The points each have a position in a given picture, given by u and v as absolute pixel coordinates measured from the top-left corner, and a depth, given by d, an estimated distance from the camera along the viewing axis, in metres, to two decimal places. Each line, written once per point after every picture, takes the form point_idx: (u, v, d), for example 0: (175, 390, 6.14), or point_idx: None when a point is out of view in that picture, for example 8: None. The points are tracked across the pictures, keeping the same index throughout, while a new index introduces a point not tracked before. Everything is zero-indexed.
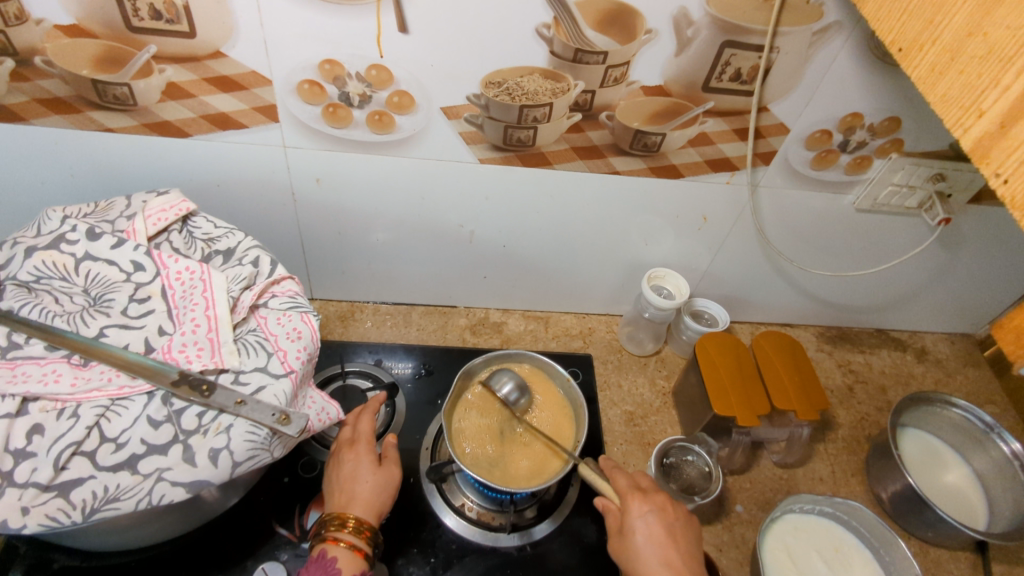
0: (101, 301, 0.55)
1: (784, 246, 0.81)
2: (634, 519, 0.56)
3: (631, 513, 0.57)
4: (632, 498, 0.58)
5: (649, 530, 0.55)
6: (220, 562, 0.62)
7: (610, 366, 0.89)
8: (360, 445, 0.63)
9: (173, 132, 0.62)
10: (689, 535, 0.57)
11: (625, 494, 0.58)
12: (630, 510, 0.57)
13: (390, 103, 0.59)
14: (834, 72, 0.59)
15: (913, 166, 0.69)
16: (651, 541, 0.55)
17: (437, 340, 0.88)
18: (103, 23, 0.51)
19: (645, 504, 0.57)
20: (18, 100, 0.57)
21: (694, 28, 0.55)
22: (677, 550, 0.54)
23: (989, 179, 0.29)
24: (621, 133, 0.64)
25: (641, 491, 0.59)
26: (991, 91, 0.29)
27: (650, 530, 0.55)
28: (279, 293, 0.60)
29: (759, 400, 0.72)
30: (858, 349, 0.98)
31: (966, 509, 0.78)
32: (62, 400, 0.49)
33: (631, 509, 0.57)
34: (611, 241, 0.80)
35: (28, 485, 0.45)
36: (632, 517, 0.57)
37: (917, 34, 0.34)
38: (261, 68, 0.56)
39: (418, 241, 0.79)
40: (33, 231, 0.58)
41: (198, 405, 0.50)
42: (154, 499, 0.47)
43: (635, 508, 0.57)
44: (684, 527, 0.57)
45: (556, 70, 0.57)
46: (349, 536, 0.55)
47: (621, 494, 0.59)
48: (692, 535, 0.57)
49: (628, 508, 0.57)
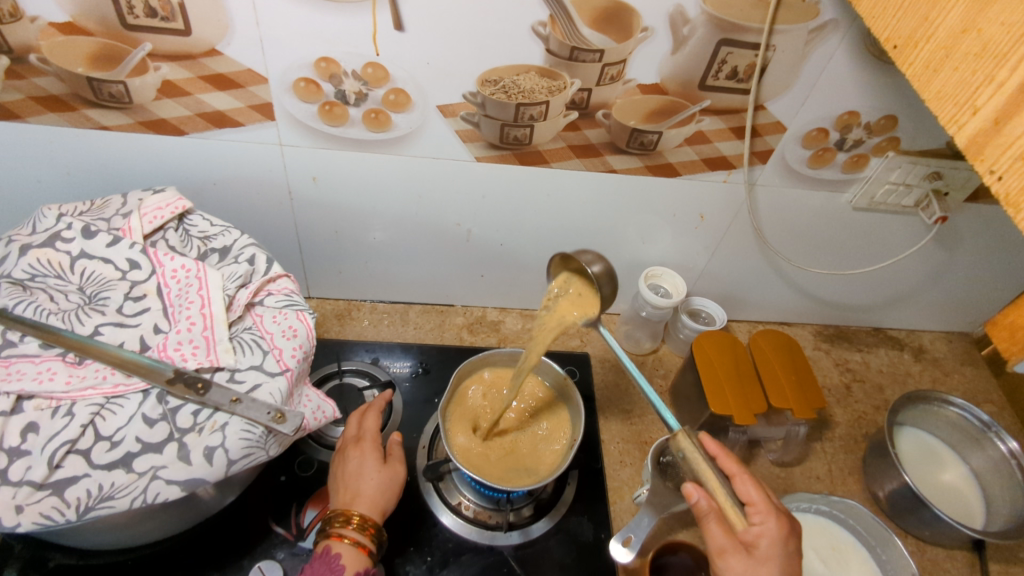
0: (97, 299, 0.55)
1: (781, 246, 0.81)
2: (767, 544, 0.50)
3: (772, 539, 0.50)
4: (777, 519, 0.52)
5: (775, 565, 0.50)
6: (217, 561, 0.62)
7: (608, 365, 0.89)
8: (365, 443, 0.63)
9: (169, 130, 0.61)
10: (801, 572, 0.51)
11: (766, 514, 0.52)
12: (766, 534, 0.51)
13: (386, 101, 0.59)
14: (830, 70, 0.59)
15: (909, 164, 0.69)
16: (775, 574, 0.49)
17: (434, 339, 0.88)
18: (97, 20, 0.51)
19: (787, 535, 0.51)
20: (14, 98, 0.57)
21: (689, 26, 0.55)
22: None
23: (983, 176, 0.29)
24: (618, 132, 0.64)
25: (784, 513, 0.53)
26: (985, 88, 0.29)
27: (784, 560, 0.50)
28: (276, 291, 0.60)
29: (755, 399, 0.72)
30: (855, 348, 0.98)
31: (963, 508, 0.78)
32: (57, 398, 0.49)
33: (770, 532, 0.51)
34: (608, 240, 0.80)
35: (22, 484, 0.44)
36: (765, 540, 0.50)
37: (912, 30, 0.34)
38: (256, 66, 0.56)
39: (415, 240, 0.79)
40: (28, 229, 0.58)
41: (193, 404, 0.50)
42: (149, 498, 0.47)
43: (777, 533, 0.51)
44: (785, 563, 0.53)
45: (552, 68, 0.57)
46: (353, 532, 0.55)
47: (759, 509, 0.52)
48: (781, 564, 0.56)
49: (767, 528, 0.51)
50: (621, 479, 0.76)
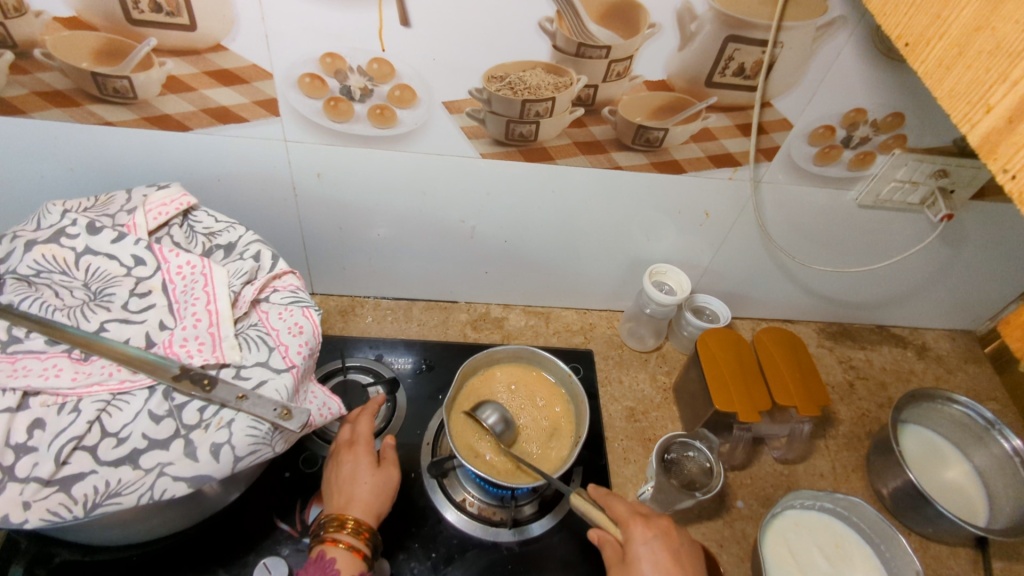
0: (102, 295, 0.55)
1: (786, 242, 0.81)
2: (637, 545, 0.55)
3: (637, 541, 0.55)
4: (639, 524, 0.57)
5: (654, 556, 0.54)
6: (222, 557, 0.62)
7: (611, 361, 0.89)
8: (359, 447, 0.63)
9: (174, 126, 0.61)
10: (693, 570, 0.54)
11: (626, 521, 0.57)
12: (636, 538, 0.56)
13: (391, 97, 0.59)
14: (838, 67, 0.59)
15: (916, 162, 0.69)
16: (657, 569, 0.53)
17: (438, 335, 0.88)
18: (101, 15, 0.51)
19: (648, 531, 0.56)
20: (17, 93, 0.56)
21: (697, 23, 0.55)
22: None
23: (997, 174, 0.29)
24: (624, 128, 0.64)
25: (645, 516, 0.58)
26: (1000, 86, 0.29)
27: (654, 556, 0.54)
28: (281, 288, 0.60)
29: (759, 396, 0.72)
30: (858, 346, 0.98)
31: (967, 505, 0.78)
32: (63, 395, 0.49)
33: (634, 537, 0.56)
34: (612, 237, 0.80)
35: (29, 481, 0.44)
36: (635, 543, 0.55)
37: (924, 28, 0.34)
38: (261, 62, 0.55)
39: (418, 236, 0.79)
40: (33, 225, 0.58)
41: (199, 400, 0.51)
42: (156, 494, 0.47)
43: (640, 534, 0.56)
44: (688, 553, 0.55)
45: (558, 65, 0.57)
46: (348, 537, 0.55)
47: (624, 522, 0.57)
48: (695, 559, 0.56)
49: (631, 535, 0.56)
50: (624, 476, 0.76)
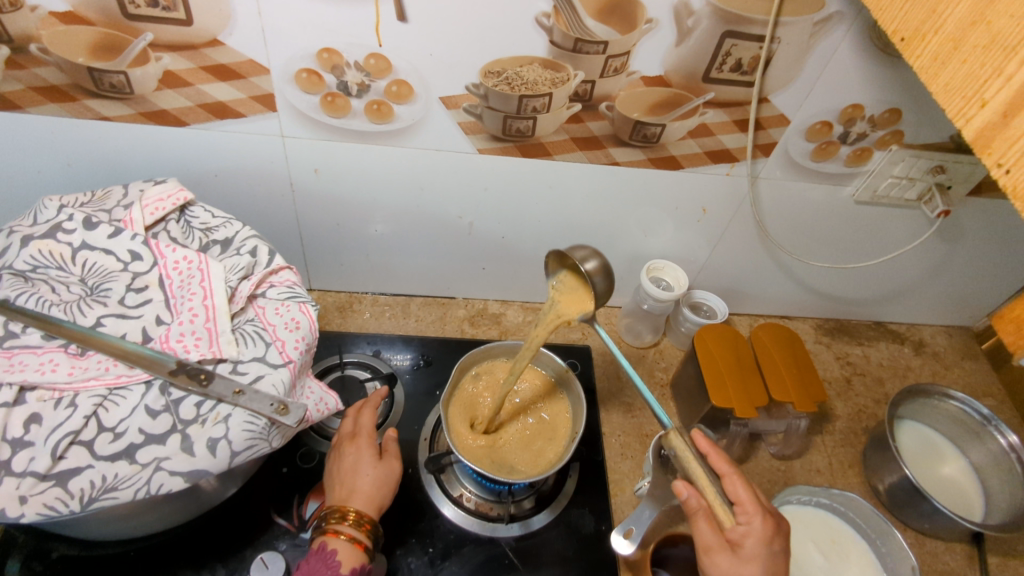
0: (99, 290, 0.55)
1: (783, 239, 0.81)
2: (751, 540, 0.51)
3: (756, 537, 0.51)
4: (764, 518, 0.52)
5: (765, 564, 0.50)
6: (219, 552, 0.62)
7: (609, 357, 0.89)
8: (361, 439, 0.63)
9: (171, 121, 0.61)
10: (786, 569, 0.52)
11: (745, 506, 0.53)
12: (751, 532, 0.51)
13: (388, 92, 0.59)
14: (835, 63, 0.59)
15: (913, 158, 0.69)
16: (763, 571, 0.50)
17: (435, 331, 0.88)
18: (97, 10, 0.50)
19: (772, 537, 0.52)
20: (14, 88, 0.56)
21: (694, 18, 0.55)
22: None
23: (991, 169, 0.29)
24: (621, 124, 0.64)
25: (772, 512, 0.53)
26: (994, 81, 0.29)
27: (770, 560, 0.51)
28: (277, 283, 0.61)
29: (756, 392, 0.72)
30: (856, 342, 0.98)
31: (963, 501, 0.78)
32: (60, 389, 0.49)
33: (751, 530, 0.51)
34: (610, 233, 0.80)
35: (25, 475, 0.44)
36: (751, 537, 0.51)
37: (919, 23, 0.34)
38: (258, 58, 0.55)
39: (416, 232, 0.79)
40: (30, 220, 0.58)
41: (196, 395, 0.51)
42: (152, 488, 0.47)
43: (762, 533, 0.51)
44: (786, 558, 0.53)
45: (555, 60, 0.57)
46: (349, 528, 0.55)
47: (746, 509, 0.53)
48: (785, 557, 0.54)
49: (750, 528, 0.52)
50: (622, 471, 0.76)
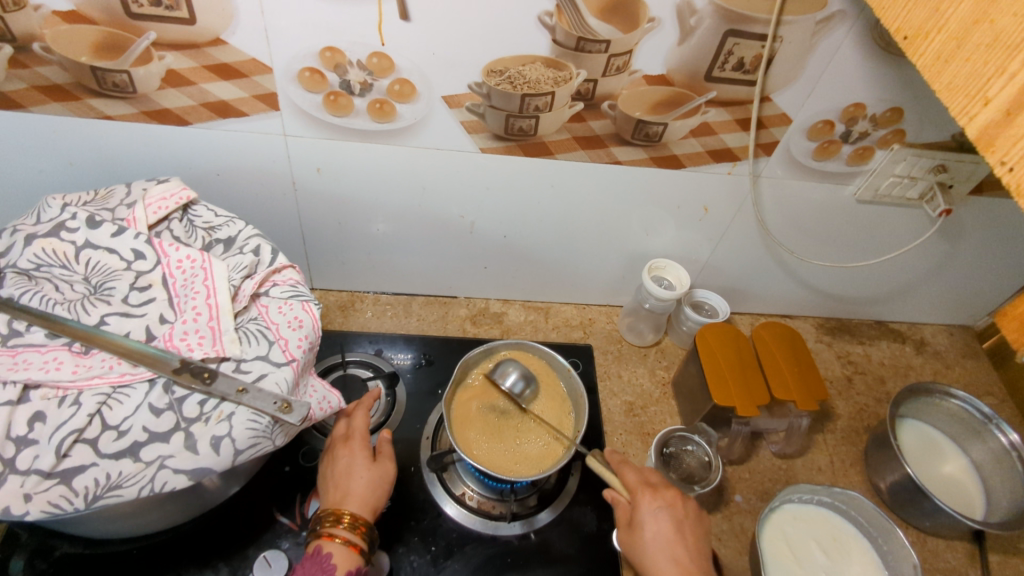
0: (102, 288, 0.55)
1: (784, 238, 0.81)
2: (643, 511, 0.57)
3: (642, 507, 0.57)
4: (645, 494, 0.58)
5: (658, 525, 0.56)
6: (222, 550, 0.62)
7: (610, 356, 0.89)
8: (354, 442, 0.63)
9: (174, 120, 0.61)
10: (692, 533, 0.56)
11: (634, 488, 0.59)
12: (640, 509, 0.58)
13: (391, 91, 0.59)
14: (837, 61, 0.59)
15: (914, 157, 0.69)
16: (659, 536, 0.55)
17: (437, 330, 0.88)
18: (101, 9, 0.51)
19: (655, 499, 0.58)
20: (17, 87, 0.56)
21: (697, 17, 0.55)
22: (682, 547, 0.54)
23: (993, 167, 0.29)
24: (623, 123, 0.64)
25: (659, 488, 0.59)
26: (996, 79, 0.29)
27: (658, 522, 0.56)
28: (280, 282, 0.61)
29: (758, 391, 0.72)
30: (857, 340, 0.98)
31: (964, 499, 0.78)
32: (64, 387, 0.49)
33: (640, 506, 0.58)
34: (611, 232, 0.80)
35: (30, 473, 0.45)
36: (642, 508, 0.57)
37: (922, 22, 0.34)
38: (261, 57, 0.55)
39: (417, 232, 0.79)
40: (33, 219, 0.58)
41: (199, 393, 0.51)
42: (156, 486, 0.47)
43: (645, 501, 0.58)
44: (693, 525, 0.57)
45: (558, 59, 0.57)
46: (344, 532, 0.55)
47: (632, 490, 0.59)
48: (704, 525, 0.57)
49: (637, 502, 0.58)
50: None
